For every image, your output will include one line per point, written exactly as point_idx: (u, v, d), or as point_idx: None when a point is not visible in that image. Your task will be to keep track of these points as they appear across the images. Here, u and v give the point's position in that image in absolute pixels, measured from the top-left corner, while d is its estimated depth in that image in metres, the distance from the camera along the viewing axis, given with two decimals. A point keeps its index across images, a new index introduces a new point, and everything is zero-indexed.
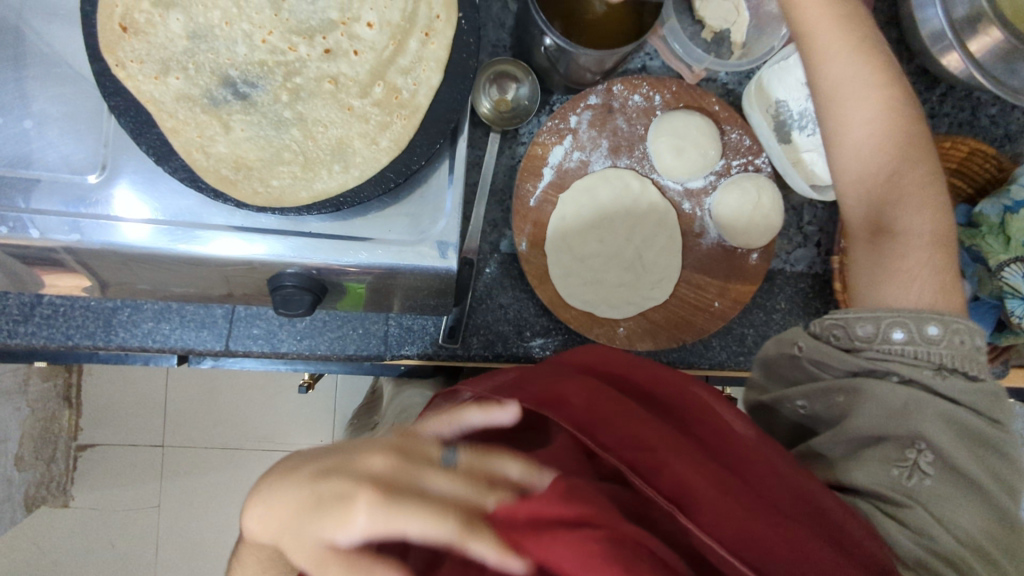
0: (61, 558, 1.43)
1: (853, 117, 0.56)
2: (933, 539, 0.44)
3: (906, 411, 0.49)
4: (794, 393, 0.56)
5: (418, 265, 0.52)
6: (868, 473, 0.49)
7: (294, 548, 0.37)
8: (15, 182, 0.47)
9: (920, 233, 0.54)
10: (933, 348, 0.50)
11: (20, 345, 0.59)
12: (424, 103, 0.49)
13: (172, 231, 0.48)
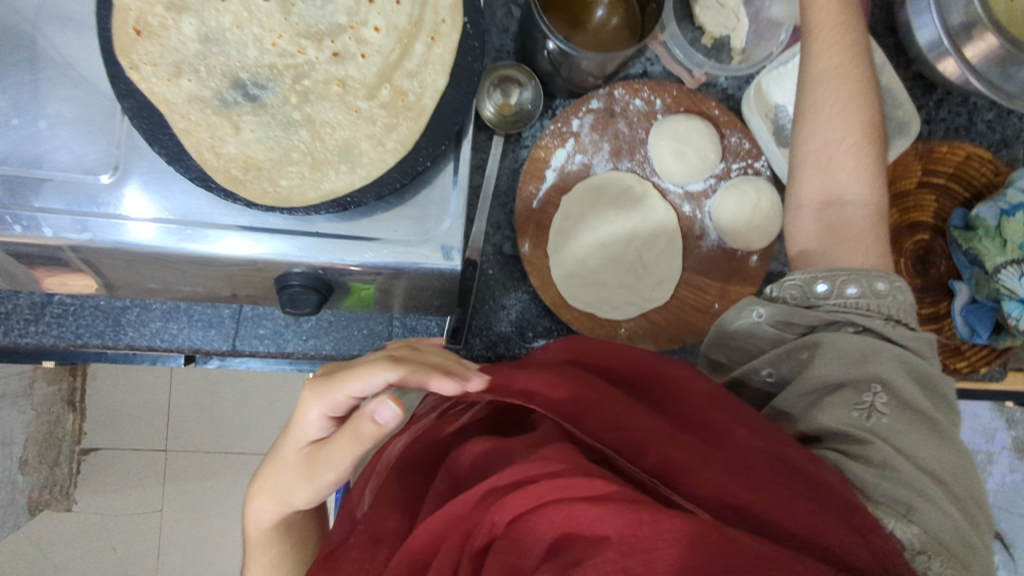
0: (64, 562, 1.43)
1: (827, 104, 0.57)
2: (899, 473, 0.45)
3: (862, 358, 0.49)
4: (758, 360, 0.54)
5: (422, 265, 0.52)
6: (829, 418, 0.48)
7: (294, 477, 0.47)
8: (29, 181, 0.48)
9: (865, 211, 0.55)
10: (882, 301, 0.51)
11: (30, 344, 0.60)
12: (429, 105, 0.50)
13: (180, 230, 0.50)
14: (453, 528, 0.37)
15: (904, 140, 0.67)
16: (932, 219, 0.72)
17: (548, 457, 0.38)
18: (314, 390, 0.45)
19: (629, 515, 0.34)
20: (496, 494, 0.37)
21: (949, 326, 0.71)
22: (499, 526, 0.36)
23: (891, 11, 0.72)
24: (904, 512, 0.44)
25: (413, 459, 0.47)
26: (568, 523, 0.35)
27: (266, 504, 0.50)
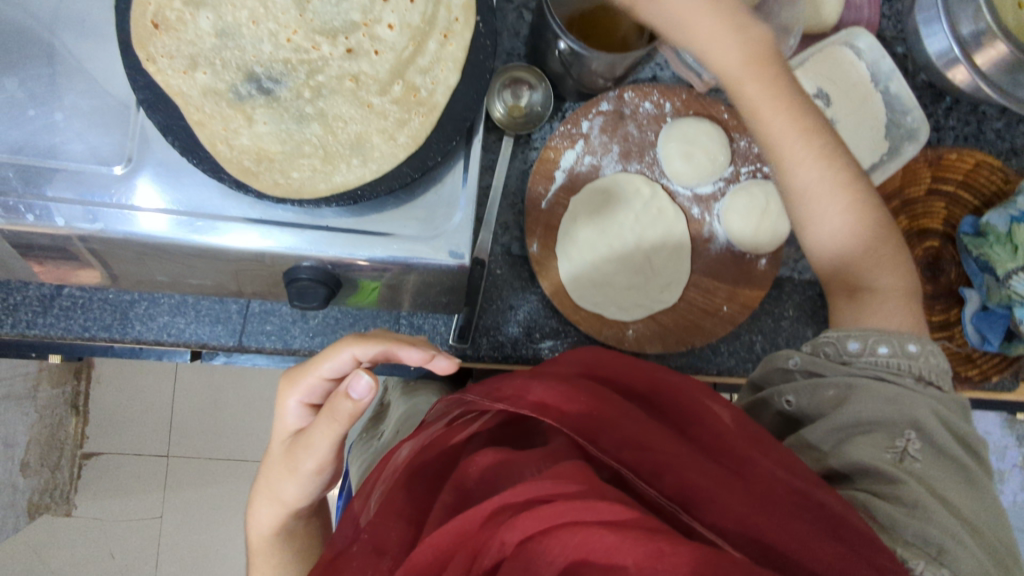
0: (63, 567, 1.42)
1: (807, 199, 0.60)
2: (930, 512, 0.47)
3: (891, 404, 0.53)
4: (785, 388, 0.59)
5: (430, 261, 0.52)
6: (860, 452, 0.51)
7: (284, 470, 0.53)
8: (43, 171, 0.49)
9: (894, 289, 0.59)
10: (912, 361, 0.55)
11: (38, 336, 0.60)
12: (441, 102, 0.50)
13: (190, 222, 0.49)
14: (463, 543, 0.37)
15: (914, 145, 0.68)
16: (942, 226, 0.72)
17: (563, 480, 0.39)
18: (290, 381, 0.51)
19: (648, 545, 0.35)
20: (506, 513, 0.37)
21: (960, 334, 0.71)
22: (507, 546, 0.36)
23: (899, 20, 0.73)
24: (936, 553, 0.46)
25: (421, 466, 0.47)
26: (582, 547, 0.36)
27: (264, 502, 0.57)
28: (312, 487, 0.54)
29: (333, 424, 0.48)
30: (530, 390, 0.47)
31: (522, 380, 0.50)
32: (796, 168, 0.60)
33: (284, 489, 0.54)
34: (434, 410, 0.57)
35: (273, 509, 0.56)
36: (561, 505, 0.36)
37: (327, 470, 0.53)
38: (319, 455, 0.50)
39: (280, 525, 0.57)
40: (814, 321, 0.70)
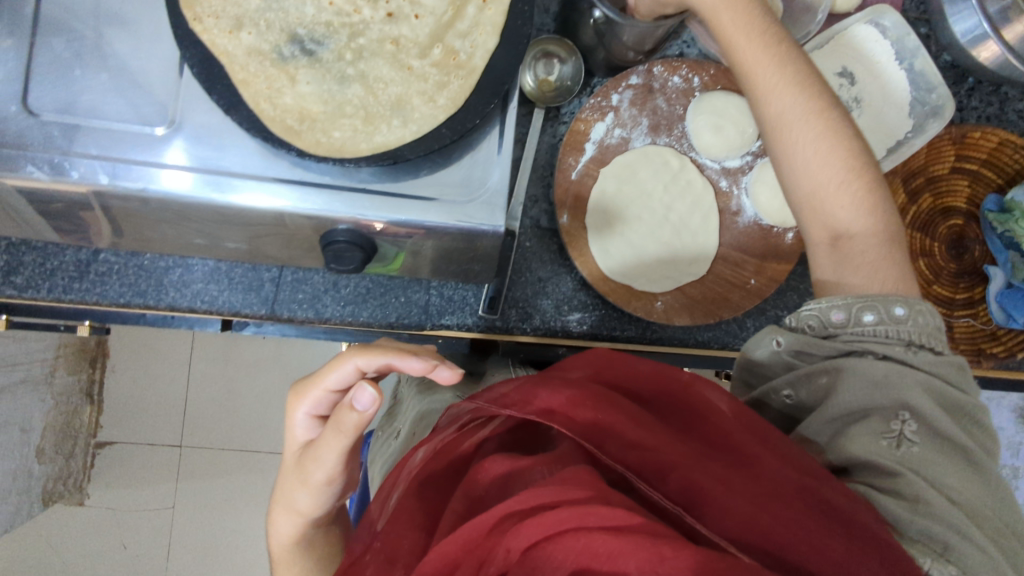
0: (72, 558, 1.39)
1: (795, 120, 0.52)
2: (933, 507, 0.42)
3: (881, 385, 0.47)
4: (778, 382, 0.53)
5: (467, 225, 0.53)
6: (856, 446, 0.46)
7: (294, 483, 0.53)
8: (88, 130, 0.49)
9: (872, 234, 0.51)
10: (901, 327, 0.48)
11: (74, 302, 0.61)
12: (480, 65, 0.51)
13: (214, 181, 0.50)
14: (468, 553, 0.36)
15: (938, 122, 0.68)
16: (965, 205, 0.72)
17: (569, 484, 0.37)
18: (296, 395, 0.51)
19: (649, 549, 0.34)
20: (514, 518, 0.35)
21: (985, 311, 0.71)
22: (512, 553, 0.35)
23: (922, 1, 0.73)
24: (942, 550, 0.41)
25: (433, 473, 0.45)
26: (586, 551, 0.34)
27: (281, 516, 0.56)
28: (326, 498, 0.54)
29: (339, 436, 0.47)
30: (534, 392, 0.46)
31: (527, 385, 0.48)
32: (765, 97, 0.54)
33: (297, 499, 0.53)
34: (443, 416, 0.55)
35: (290, 521, 0.55)
36: (563, 510, 0.34)
37: (337, 480, 0.52)
38: (329, 469, 0.50)
39: (298, 537, 0.57)
40: None
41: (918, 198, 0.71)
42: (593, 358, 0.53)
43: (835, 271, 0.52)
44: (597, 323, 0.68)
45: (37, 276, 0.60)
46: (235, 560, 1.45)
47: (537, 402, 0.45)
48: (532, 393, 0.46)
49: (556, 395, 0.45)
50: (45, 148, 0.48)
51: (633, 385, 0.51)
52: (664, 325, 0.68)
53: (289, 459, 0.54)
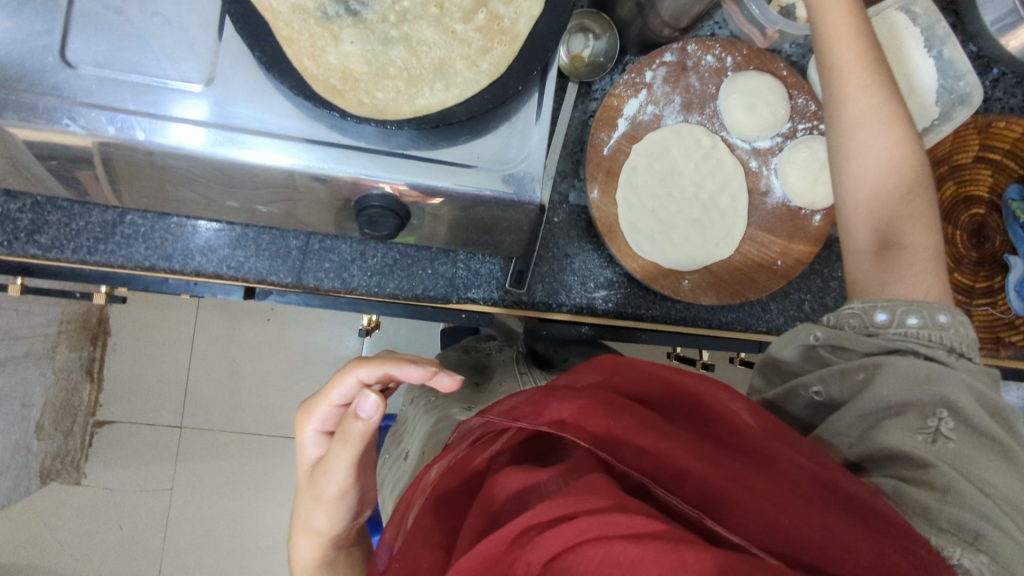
0: (67, 538, 1.35)
1: (873, 124, 0.55)
2: (963, 496, 0.42)
3: (923, 382, 0.47)
4: (809, 378, 0.54)
5: (510, 194, 0.53)
6: (891, 436, 0.46)
7: (309, 498, 0.54)
8: (125, 85, 0.49)
9: (923, 249, 0.53)
10: (943, 332, 0.49)
11: (99, 263, 0.61)
12: (523, 31, 0.51)
13: (216, 136, 0.49)
14: (489, 569, 0.36)
15: (966, 110, 0.69)
16: (987, 194, 0.73)
17: (587, 495, 0.37)
18: (305, 412, 0.53)
19: (671, 555, 0.34)
20: (533, 531, 0.36)
21: (1004, 300, 0.72)
22: (533, 566, 0.35)
23: None
24: (972, 540, 0.40)
25: (446, 490, 0.46)
26: (607, 561, 0.34)
27: (301, 538, 0.57)
28: (340, 515, 0.54)
29: (346, 446, 0.49)
30: (545, 402, 0.45)
31: (536, 397, 0.47)
32: (847, 91, 0.56)
33: (313, 517, 0.54)
34: (458, 432, 0.54)
35: (309, 542, 0.56)
36: (582, 521, 0.35)
37: (350, 495, 0.53)
38: (340, 480, 0.51)
39: (321, 559, 0.57)
40: None
41: (942, 186, 0.72)
42: (604, 365, 0.53)
43: (879, 277, 0.53)
44: (623, 301, 0.68)
45: (61, 236, 0.60)
46: (230, 547, 1.40)
47: (547, 413, 0.45)
48: (543, 404, 0.46)
49: (566, 405, 0.45)
50: (82, 100, 0.47)
51: (644, 392, 0.51)
52: (689, 305, 0.69)
53: (302, 478, 0.55)
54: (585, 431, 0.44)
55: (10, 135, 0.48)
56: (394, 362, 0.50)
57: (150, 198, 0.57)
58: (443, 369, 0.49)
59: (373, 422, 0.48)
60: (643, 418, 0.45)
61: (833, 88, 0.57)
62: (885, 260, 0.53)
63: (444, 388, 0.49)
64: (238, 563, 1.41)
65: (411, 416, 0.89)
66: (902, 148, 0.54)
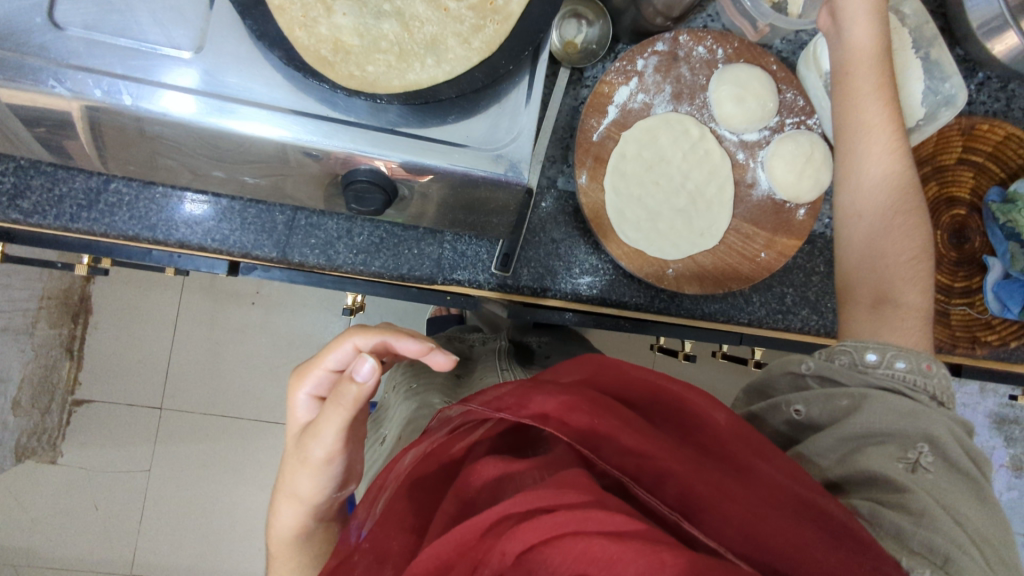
0: (40, 516, 1.33)
1: (884, 188, 0.59)
2: (938, 523, 0.44)
3: (908, 416, 0.50)
4: (794, 397, 0.57)
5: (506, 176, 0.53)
6: (872, 460, 0.49)
7: (294, 464, 0.53)
8: (112, 48, 0.48)
9: (914, 309, 0.56)
10: (927, 380, 0.52)
11: (81, 231, 0.60)
12: (516, 11, 0.51)
13: (209, 103, 0.49)
14: (462, 555, 0.37)
15: (950, 111, 0.70)
16: (968, 196, 0.75)
17: (567, 489, 0.38)
18: (299, 374, 0.53)
19: (650, 556, 0.35)
20: (509, 522, 0.37)
21: (981, 300, 0.73)
22: (507, 556, 0.36)
23: None
24: (941, 563, 0.43)
25: (422, 474, 0.47)
26: (583, 557, 0.35)
27: (284, 504, 0.56)
28: (326, 480, 0.54)
29: (338, 410, 0.48)
30: (530, 394, 0.45)
31: (521, 388, 0.47)
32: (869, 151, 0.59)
33: (299, 482, 0.54)
34: (436, 419, 0.55)
35: (294, 509, 0.56)
36: (560, 515, 0.35)
37: (336, 461, 0.52)
38: (328, 445, 0.50)
39: (302, 527, 0.57)
40: None
41: (925, 185, 0.73)
42: (588, 363, 0.52)
43: (873, 327, 0.56)
44: (607, 288, 0.69)
45: (43, 202, 0.59)
46: (207, 531, 1.38)
47: (530, 407, 0.44)
48: (526, 398, 0.45)
49: (551, 398, 0.45)
50: (71, 64, 0.47)
51: (626, 390, 0.51)
52: (672, 295, 0.70)
53: (291, 441, 0.55)
54: (567, 426, 0.44)
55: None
56: (392, 334, 0.51)
57: (138, 164, 0.57)
58: (439, 347, 0.51)
59: (369, 386, 0.48)
60: (628, 419, 0.46)
61: (854, 142, 0.60)
62: (878, 313, 0.57)
63: (439, 368, 0.51)
64: (214, 546, 1.39)
65: (391, 402, 0.88)
66: (908, 212, 0.58)
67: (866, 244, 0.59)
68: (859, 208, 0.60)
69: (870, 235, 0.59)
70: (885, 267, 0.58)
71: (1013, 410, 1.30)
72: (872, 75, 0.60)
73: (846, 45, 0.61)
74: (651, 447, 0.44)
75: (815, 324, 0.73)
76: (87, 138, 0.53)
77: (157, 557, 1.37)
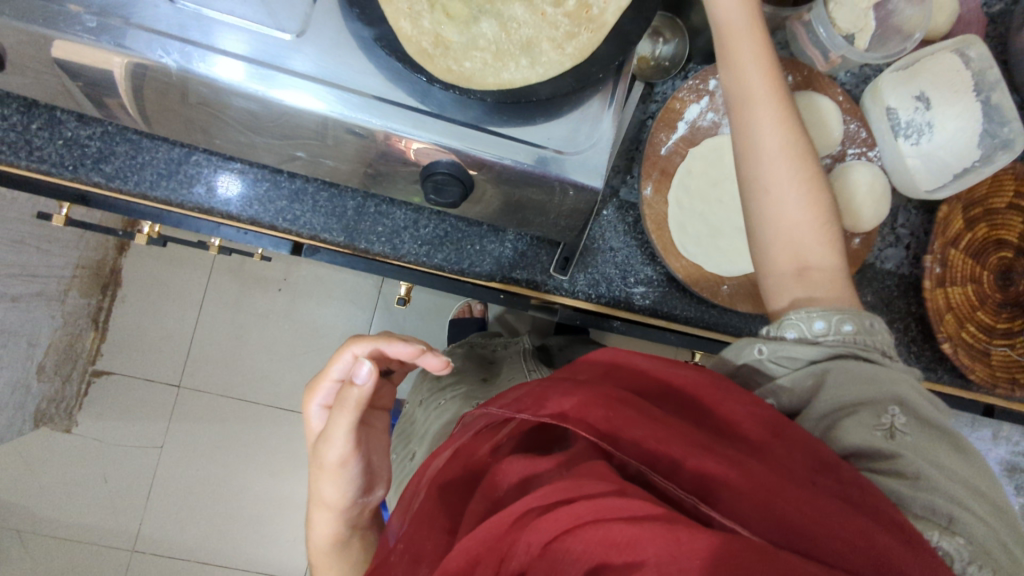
0: (48, 485, 1.29)
1: (790, 169, 0.56)
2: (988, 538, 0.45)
3: (871, 383, 0.50)
4: (765, 389, 0.54)
5: (552, 171, 0.54)
6: (851, 433, 0.48)
7: (314, 473, 0.56)
8: (216, 24, 0.50)
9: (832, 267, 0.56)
10: (872, 338, 0.53)
11: (160, 199, 0.63)
12: (610, 21, 0.51)
13: (259, 72, 0.50)
14: (490, 550, 0.39)
15: (1009, 154, 0.72)
16: (1017, 239, 0.76)
17: (587, 479, 0.39)
18: (309, 389, 0.56)
19: (666, 535, 0.36)
20: (533, 513, 0.38)
21: (1022, 343, 0.74)
22: (533, 547, 0.38)
23: (1002, 41, 0.80)
24: (948, 524, 0.44)
25: (452, 478, 0.48)
26: (604, 542, 0.36)
27: (317, 514, 0.58)
28: (347, 486, 0.55)
29: (345, 412, 0.50)
30: (548, 393, 0.47)
31: (539, 388, 0.49)
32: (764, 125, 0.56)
33: (323, 489, 0.55)
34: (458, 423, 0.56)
35: (324, 516, 0.58)
36: (579, 506, 0.37)
37: (351, 464, 0.53)
38: (341, 448, 0.52)
39: (335, 536, 0.59)
40: (888, 308, 0.76)
41: (975, 226, 0.75)
42: (598, 361, 0.53)
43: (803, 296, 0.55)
44: (659, 300, 0.70)
45: (126, 168, 0.62)
46: (212, 516, 1.36)
47: (549, 406, 0.46)
48: (545, 398, 0.47)
49: (569, 397, 0.46)
50: (177, 36, 0.49)
51: (641, 384, 0.51)
52: (722, 312, 0.71)
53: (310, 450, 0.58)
54: (586, 424, 0.45)
55: (82, 62, 0.50)
56: (384, 338, 0.53)
57: (185, 126, 0.58)
58: (431, 349, 0.54)
59: (368, 388, 0.49)
60: (638, 405, 0.46)
61: (748, 111, 0.57)
62: (805, 278, 0.55)
63: (432, 367, 0.54)
64: (220, 530, 1.36)
65: (419, 417, 0.85)
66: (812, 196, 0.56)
67: (780, 225, 0.56)
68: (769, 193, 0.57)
69: (785, 218, 0.56)
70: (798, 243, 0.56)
71: None
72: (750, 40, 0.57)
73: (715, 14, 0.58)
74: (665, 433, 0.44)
75: None
76: (126, 99, 0.54)
77: (159, 538, 1.34)
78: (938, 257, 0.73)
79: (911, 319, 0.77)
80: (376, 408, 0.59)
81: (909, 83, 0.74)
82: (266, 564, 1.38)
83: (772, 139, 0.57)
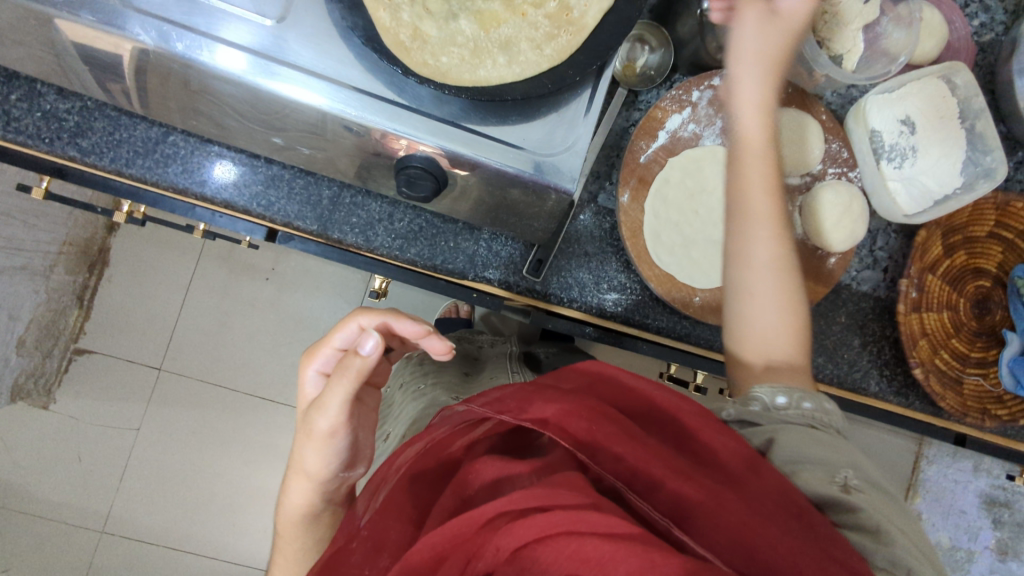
0: (22, 460, 1.28)
1: (764, 284, 0.61)
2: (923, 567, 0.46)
3: (828, 447, 0.52)
4: None
5: (548, 178, 0.54)
6: (811, 482, 0.49)
7: (301, 440, 0.55)
8: (198, 6, 0.50)
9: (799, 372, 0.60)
10: (829, 417, 0.57)
11: (133, 176, 0.63)
12: (590, 25, 0.51)
13: (256, 62, 0.49)
14: (456, 546, 0.38)
15: (988, 182, 0.72)
16: (994, 269, 0.76)
17: (564, 491, 0.38)
18: (310, 353, 0.56)
19: (642, 556, 0.35)
20: (505, 518, 0.37)
21: (995, 374, 0.74)
22: (501, 552, 0.36)
23: (990, 71, 0.81)
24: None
25: (423, 469, 0.47)
26: (575, 556, 0.35)
27: (294, 482, 0.57)
28: (331, 457, 0.54)
29: (342, 381, 0.50)
30: (531, 399, 0.46)
31: (523, 391, 0.48)
32: (749, 239, 0.62)
33: (306, 459, 0.55)
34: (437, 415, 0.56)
35: (302, 486, 0.57)
36: (555, 514, 0.36)
37: (339, 437, 0.53)
38: (333, 416, 0.51)
39: (308, 507, 0.58)
40: (862, 331, 0.76)
41: (953, 254, 0.75)
42: (585, 372, 0.51)
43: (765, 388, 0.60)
44: (631, 307, 0.71)
45: (103, 144, 0.62)
46: (186, 501, 1.35)
47: (530, 412, 0.45)
48: (527, 402, 0.46)
49: (550, 404, 0.45)
50: (158, 15, 0.48)
51: (626, 400, 0.50)
52: (694, 323, 0.72)
53: (299, 417, 0.57)
54: (566, 432, 0.44)
55: (58, 33, 0.49)
56: (393, 314, 0.53)
57: (179, 111, 0.58)
58: (436, 332, 0.54)
59: (372, 360, 0.49)
60: (622, 424, 0.46)
61: (741, 224, 0.62)
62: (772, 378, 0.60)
63: (434, 351, 0.54)
64: (191, 516, 1.35)
65: (398, 401, 0.85)
66: (790, 304, 0.61)
67: (751, 332, 0.62)
68: (742, 305, 0.62)
69: (756, 324, 0.61)
70: (768, 347, 0.61)
71: (1004, 493, 1.29)
72: (759, 158, 0.62)
73: (738, 130, 0.63)
74: (646, 455, 0.44)
75: (827, 372, 0.75)
76: (128, 77, 0.54)
77: (130, 521, 1.32)
78: (914, 282, 0.73)
79: (886, 340, 0.76)
80: (370, 384, 0.58)
81: (896, 107, 0.74)
82: (236, 555, 1.37)
83: (759, 251, 0.62)
